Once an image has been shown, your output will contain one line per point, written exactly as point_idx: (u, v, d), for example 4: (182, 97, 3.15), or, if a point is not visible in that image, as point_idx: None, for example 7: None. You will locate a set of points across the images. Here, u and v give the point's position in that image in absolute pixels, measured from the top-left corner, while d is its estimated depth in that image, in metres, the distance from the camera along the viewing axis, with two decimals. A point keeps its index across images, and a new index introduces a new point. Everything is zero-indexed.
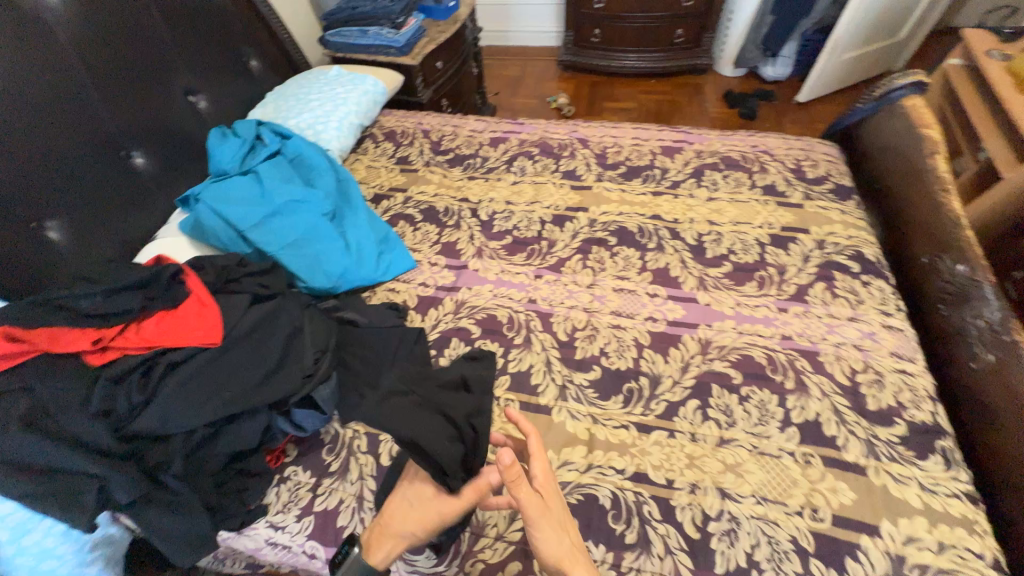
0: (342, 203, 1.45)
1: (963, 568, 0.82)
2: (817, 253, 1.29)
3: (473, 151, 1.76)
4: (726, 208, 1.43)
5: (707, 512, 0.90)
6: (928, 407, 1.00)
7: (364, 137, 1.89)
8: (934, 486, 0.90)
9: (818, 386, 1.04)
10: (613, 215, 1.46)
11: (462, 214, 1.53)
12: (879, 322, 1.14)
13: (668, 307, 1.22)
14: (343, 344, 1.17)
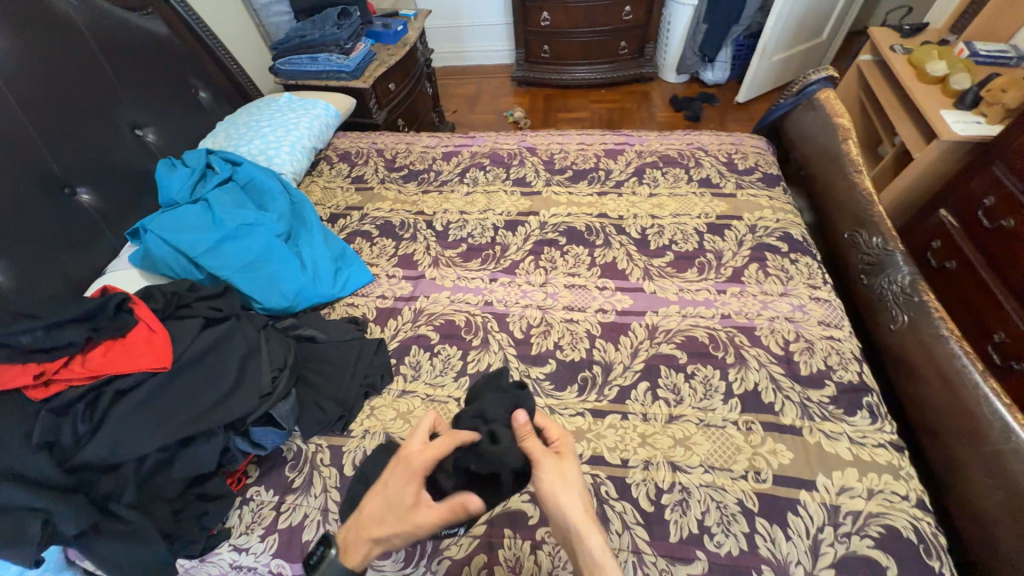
0: (298, 225, 1.48)
1: (890, 510, 0.89)
2: (750, 237, 1.39)
3: (427, 166, 1.82)
4: (667, 203, 1.53)
5: (660, 486, 0.95)
6: (854, 368, 1.09)
7: (319, 160, 1.92)
8: (862, 439, 0.98)
9: (755, 358, 1.12)
10: (562, 217, 1.53)
11: (418, 226, 1.57)
12: (808, 295, 1.24)
13: (617, 298, 1.29)
14: (302, 361, 1.18)
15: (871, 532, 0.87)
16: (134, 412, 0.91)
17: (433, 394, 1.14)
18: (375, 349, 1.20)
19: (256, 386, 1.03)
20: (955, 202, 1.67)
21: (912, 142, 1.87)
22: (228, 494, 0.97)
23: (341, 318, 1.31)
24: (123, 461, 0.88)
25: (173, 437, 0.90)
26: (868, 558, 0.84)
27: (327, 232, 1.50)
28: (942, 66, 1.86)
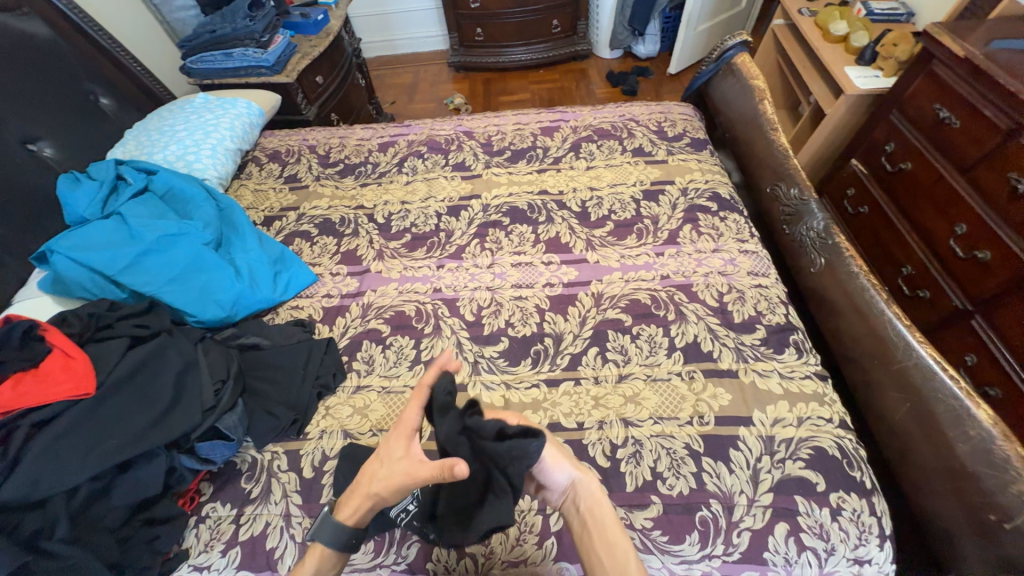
0: (229, 231, 1.40)
1: (818, 433, 0.98)
2: (682, 199, 1.46)
3: (363, 159, 1.77)
4: (604, 174, 1.57)
5: (615, 442, 0.99)
6: (781, 310, 1.18)
7: (247, 161, 1.82)
8: (790, 373, 1.07)
9: (694, 313, 1.19)
10: (504, 197, 1.54)
11: (359, 221, 1.53)
12: (737, 248, 1.32)
13: (563, 271, 1.32)
14: (248, 370, 1.14)
15: (802, 455, 0.95)
16: (59, 443, 0.85)
17: (389, 386, 1.13)
18: (325, 349, 1.18)
19: (197, 401, 0.99)
20: (863, 151, 1.81)
21: (824, 99, 2.00)
22: (180, 514, 0.93)
23: (285, 322, 1.26)
24: (51, 497, 0.82)
25: (106, 464, 0.85)
26: (802, 478, 0.93)
27: (263, 236, 1.44)
28: (843, 26, 1.99)
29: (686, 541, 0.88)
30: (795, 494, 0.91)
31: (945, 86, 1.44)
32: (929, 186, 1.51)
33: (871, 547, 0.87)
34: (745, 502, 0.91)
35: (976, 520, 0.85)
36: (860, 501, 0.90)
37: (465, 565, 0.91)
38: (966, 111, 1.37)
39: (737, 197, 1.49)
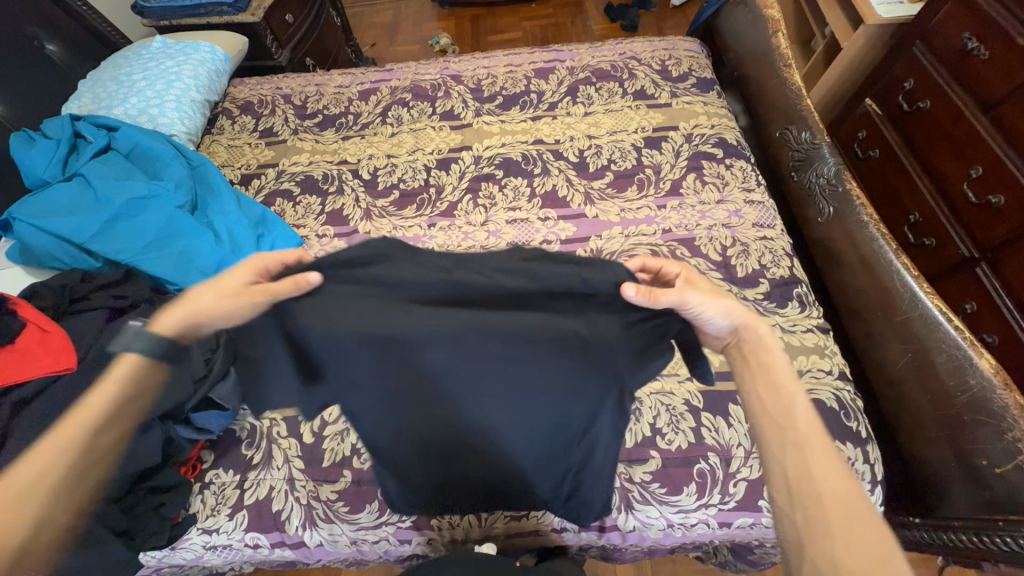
0: (205, 193, 1.32)
1: (816, 385, 0.98)
2: (686, 146, 1.37)
3: (343, 109, 1.63)
4: (603, 120, 1.46)
5: None
6: (785, 264, 1.14)
7: (217, 114, 1.67)
8: (792, 327, 1.05)
9: (696, 268, 1.15)
10: (497, 148, 1.44)
11: (344, 177, 1.44)
12: (743, 199, 1.25)
13: (560, 228, 1.26)
14: None
15: None
16: (47, 419, 0.84)
17: None
18: None
19: None
20: (880, 89, 1.69)
21: (841, 32, 1.84)
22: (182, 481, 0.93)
23: None
24: None
25: None
26: None
27: (241, 196, 1.36)
28: None
29: (683, 492, 0.91)
30: None
31: (980, 11, 1.31)
32: (948, 126, 1.42)
33: None
34: (743, 454, 0.92)
35: (967, 464, 0.87)
36: (855, 450, 0.92)
37: (468, 519, 0.94)
38: (999, 42, 1.26)
39: (745, 142, 1.40)
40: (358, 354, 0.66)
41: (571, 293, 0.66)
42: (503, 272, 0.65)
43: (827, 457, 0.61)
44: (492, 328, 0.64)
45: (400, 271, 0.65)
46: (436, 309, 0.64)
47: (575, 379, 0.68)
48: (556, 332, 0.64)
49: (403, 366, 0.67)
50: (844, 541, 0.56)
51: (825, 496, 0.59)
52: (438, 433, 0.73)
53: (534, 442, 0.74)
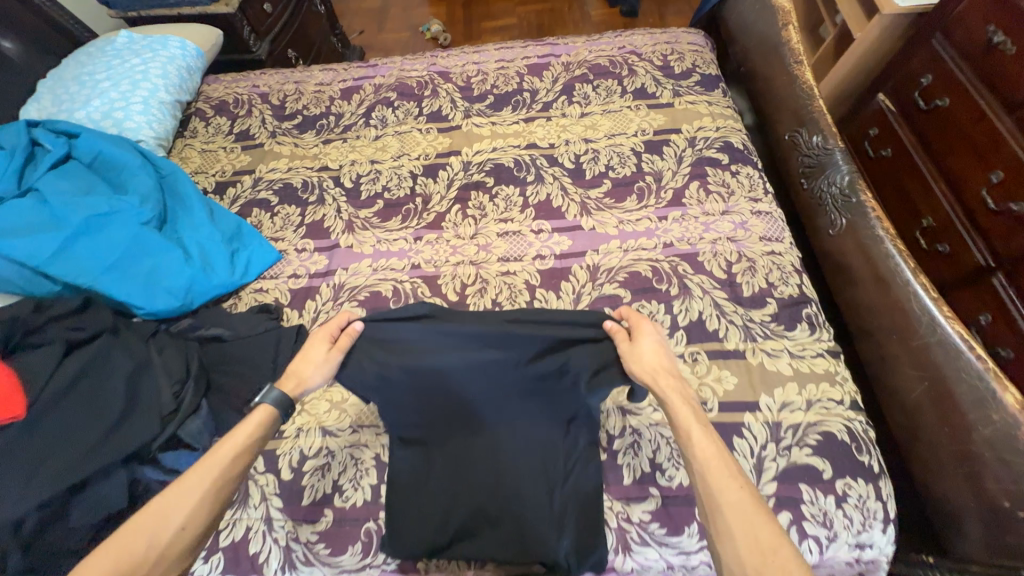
0: (174, 204, 1.23)
1: (827, 417, 0.92)
2: (689, 151, 1.28)
3: (324, 110, 1.53)
4: (600, 122, 1.37)
5: (611, 432, 0.95)
6: (794, 281, 1.07)
7: (190, 115, 1.57)
8: (801, 351, 0.99)
9: (699, 286, 1.08)
10: (487, 153, 1.35)
11: (325, 184, 1.35)
12: (749, 210, 1.17)
13: (555, 241, 1.18)
14: (212, 366, 1.04)
15: (810, 441, 0.89)
16: None
17: None
18: (295, 339, 1.08)
19: (155, 408, 0.90)
20: (895, 85, 1.60)
21: (853, 21, 1.73)
22: None
23: (248, 309, 1.14)
24: None
25: (56, 487, 0.77)
26: (808, 466, 0.88)
27: (214, 207, 1.27)
28: None
29: (684, 533, 0.86)
30: (800, 482, 0.87)
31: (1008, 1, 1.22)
32: (968, 127, 1.33)
33: (874, 532, 0.84)
34: None
35: (989, 505, 0.81)
36: (867, 487, 0.86)
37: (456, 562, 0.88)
38: None
39: (751, 146, 1.32)
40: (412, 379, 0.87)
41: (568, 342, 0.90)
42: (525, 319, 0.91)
43: (723, 468, 0.70)
44: (515, 359, 0.88)
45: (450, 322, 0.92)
46: (477, 344, 0.88)
47: (558, 403, 0.91)
48: (560, 363, 0.88)
49: (445, 391, 0.88)
50: (745, 544, 0.63)
51: (724, 504, 0.67)
52: (458, 453, 0.90)
53: (532, 462, 0.89)
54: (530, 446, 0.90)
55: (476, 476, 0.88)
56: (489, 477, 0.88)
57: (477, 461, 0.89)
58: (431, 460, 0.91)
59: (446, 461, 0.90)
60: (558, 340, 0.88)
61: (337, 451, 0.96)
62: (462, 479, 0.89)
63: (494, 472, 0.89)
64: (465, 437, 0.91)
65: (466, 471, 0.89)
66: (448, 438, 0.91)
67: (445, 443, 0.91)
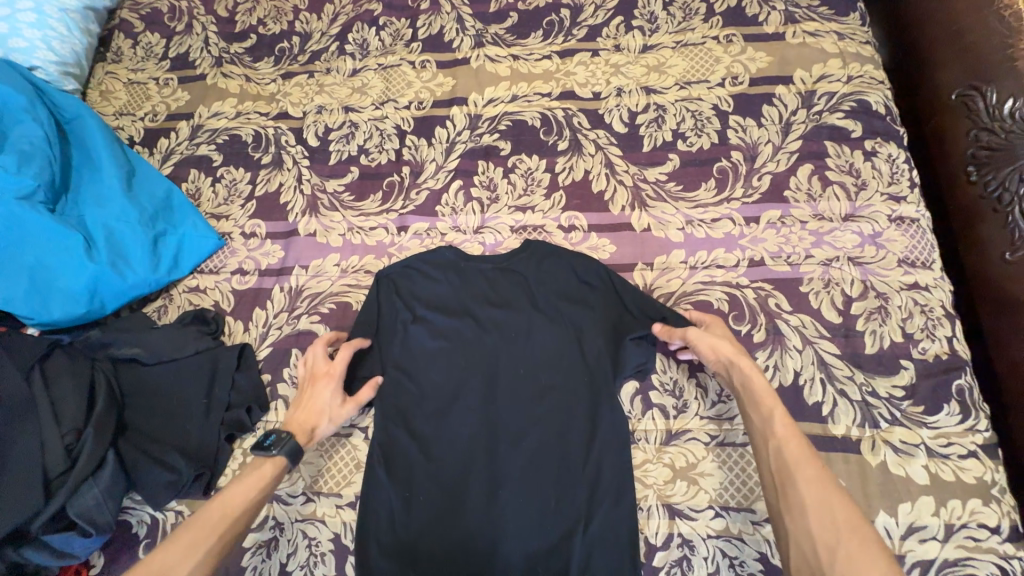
0: (80, 163, 0.92)
1: (976, 553, 0.63)
2: (802, 115, 0.87)
3: (286, 28, 1.11)
4: (671, 61, 0.94)
5: (652, 541, 0.68)
6: (945, 333, 0.72)
7: (113, 29, 1.18)
8: (944, 449, 0.67)
9: (797, 332, 0.74)
10: (504, 104, 0.96)
11: (283, 140, 1.00)
12: (887, 215, 0.79)
13: (592, 246, 0.84)
14: (132, 399, 0.79)
15: None
16: None
17: None
18: (239, 364, 0.82)
19: (37, 472, 0.68)
20: None
21: None
22: None
23: (180, 316, 0.86)
24: None
25: None
26: None
27: (134, 166, 0.95)
28: None
29: None
30: None
31: None
32: None
33: None
34: None
35: None
36: None
37: None
38: None
39: (883, 110, 0.86)
40: (430, 334, 0.78)
41: (579, 300, 0.78)
42: (557, 282, 0.79)
43: (801, 443, 0.59)
44: (524, 320, 0.77)
45: (450, 272, 0.82)
46: (503, 301, 0.79)
47: (574, 380, 0.74)
48: (572, 327, 0.76)
49: (440, 349, 0.77)
50: (818, 521, 0.54)
51: (797, 472, 0.57)
52: (443, 439, 0.73)
53: (542, 478, 0.70)
54: (534, 436, 0.72)
55: (467, 469, 0.71)
56: (486, 483, 0.70)
57: (471, 450, 0.72)
58: (411, 452, 0.72)
59: (431, 451, 0.72)
60: (568, 296, 0.78)
61: (287, 524, 0.74)
62: (447, 474, 0.71)
63: (490, 468, 0.71)
64: (457, 416, 0.74)
65: (453, 464, 0.71)
66: (435, 418, 0.74)
67: (429, 432, 0.73)
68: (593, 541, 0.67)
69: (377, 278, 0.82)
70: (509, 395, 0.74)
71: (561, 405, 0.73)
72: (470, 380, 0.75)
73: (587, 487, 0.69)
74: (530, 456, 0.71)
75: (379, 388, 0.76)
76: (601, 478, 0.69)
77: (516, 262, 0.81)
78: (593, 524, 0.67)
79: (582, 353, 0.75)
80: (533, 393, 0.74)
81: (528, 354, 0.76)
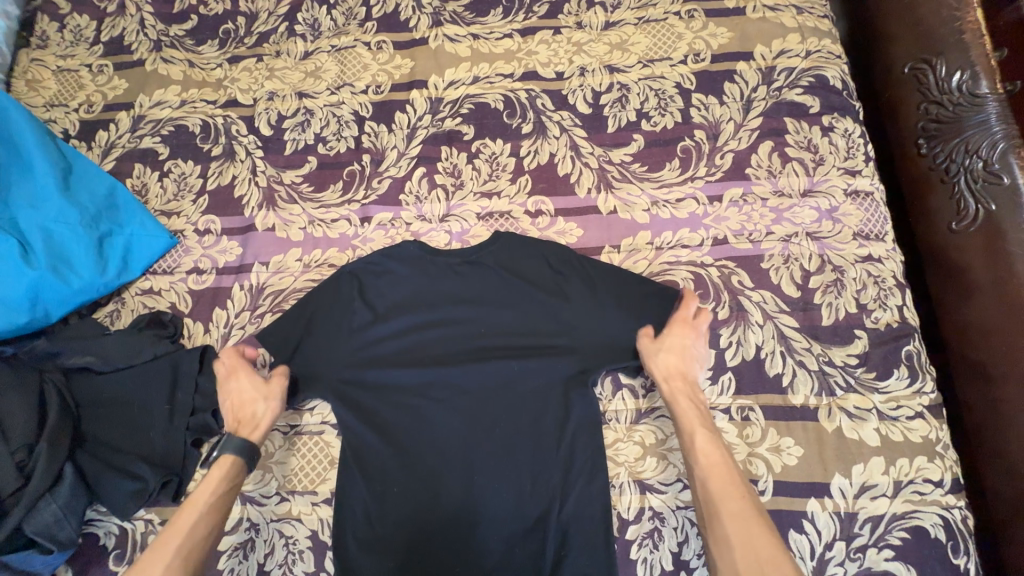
0: (8, 161, 0.85)
1: (921, 506, 0.67)
2: (762, 92, 0.87)
3: (230, 7, 1.04)
4: (633, 38, 0.92)
5: (625, 516, 0.70)
6: (896, 302, 0.75)
7: (35, 10, 1.08)
8: (894, 412, 0.71)
9: (759, 308, 0.76)
10: (465, 86, 0.93)
11: (233, 130, 0.95)
12: (843, 189, 0.81)
13: (559, 230, 0.84)
14: (87, 409, 0.76)
15: (893, 541, 0.66)
16: None
17: (299, 423, 0.78)
18: (200, 367, 0.79)
19: None
20: None
21: None
22: None
23: (134, 320, 0.83)
24: None
25: None
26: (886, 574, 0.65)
27: (70, 162, 0.88)
28: None
29: None
30: None
31: None
32: None
33: None
34: None
35: None
36: None
37: None
38: None
39: (841, 84, 0.87)
40: (397, 329, 0.77)
41: (550, 287, 0.78)
42: (526, 271, 0.79)
43: (730, 478, 0.62)
44: (494, 310, 0.77)
45: (414, 264, 0.80)
46: (469, 291, 0.78)
47: (545, 366, 0.74)
48: (542, 314, 0.76)
49: (407, 344, 0.77)
50: (744, 556, 0.57)
51: (726, 511, 0.60)
52: (414, 433, 0.73)
53: (516, 464, 0.71)
54: (506, 424, 0.72)
55: (442, 460, 0.71)
56: (462, 473, 0.71)
57: (444, 441, 0.72)
58: (383, 447, 0.72)
59: (405, 447, 0.72)
60: (538, 283, 0.78)
61: (261, 525, 0.73)
62: (421, 467, 0.71)
63: (464, 459, 0.71)
64: (428, 410, 0.73)
65: (426, 458, 0.71)
66: (405, 412, 0.73)
67: (402, 427, 0.73)
68: (568, 519, 0.69)
69: (340, 273, 0.80)
70: (482, 385, 0.74)
71: (533, 391, 0.73)
72: (440, 372, 0.75)
73: (561, 469, 0.70)
74: (504, 443, 0.71)
75: (347, 386, 0.75)
76: (574, 460, 0.71)
77: (481, 252, 0.80)
78: (567, 503, 0.69)
79: (552, 339, 0.75)
80: (505, 381, 0.74)
81: (499, 344, 0.76)
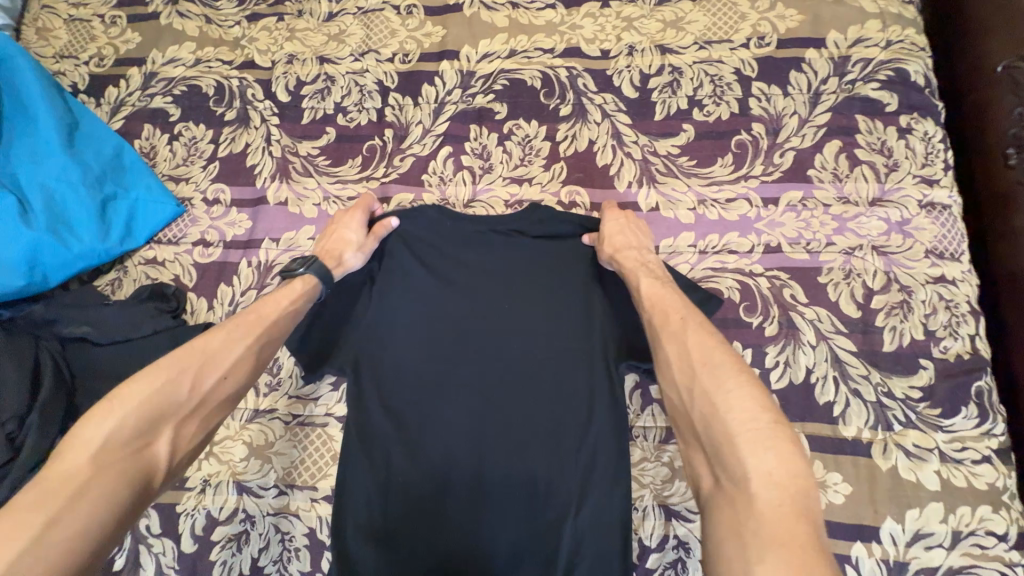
0: (10, 112, 0.79)
1: (983, 561, 0.60)
2: (832, 85, 0.78)
3: None
4: (690, 16, 0.83)
5: (646, 543, 0.65)
6: (969, 331, 0.67)
7: None
8: (958, 454, 0.63)
9: (813, 327, 0.69)
10: (500, 60, 0.85)
11: (249, 94, 0.88)
12: (917, 200, 0.73)
13: None
14: (83, 381, 0.72)
15: None
16: None
17: (301, 413, 0.73)
18: None
19: None
20: None
21: None
22: None
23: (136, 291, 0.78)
24: None
25: None
26: None
27: (77, 118, 0.83)
28: None
29: None
30: None
31: None
32: None
33: None
34: None
35: None
36: None
37: None
38: None
39: (924, 82, 0.77)
40: (410, 310, 0.71)
41: (578, 281, 0.71)
42: (554, 261, 0.72)
43: (668, 301, 0.58)
44: (517, 298, 0.71)
45: (433, 244, 0.74)
46: (490, 275, 0.72)
47: (568, 364, 0.68)
48: (569, 309, 0.70)
49: (420, 327, 0.70)
50: (679, 363, 0.51)
51: (663, 330, 0.55)
52: (422, 422, 0.67)
53: (529, 464, 0.65)
54: (522, 421, 0.66)
55: (449, 455, 0.65)
56: (471, 469, 0.65)
57: (453, 435, 0.66)
58: (389, 438, 0.66)
59: (411, 437, 0.66)
60: (566, 274, 0.71)
61: (257, 518, 0.69)
62: (427, 459, 0.65)
63: (474, 455, 0.65)
64: (438, 399, 0.67)
65: (433, 451, 0.66)
66: (414, 401, 0.67)
67: (409, 416, 0.67)
68: (583, 532, 0.62)
69: None
70: (498, 377, 0.68)
71: (554, 390, 0.67)
72: (455, 360, 0.69)
73: (580, 476, 0.64)
74: (520, 443, 0.65)
75: (354, 369, 0.69)
76: (594, 467, 0.64)
77: (507, 236, 0.73)
78: (584, 514, 0.63)
79: (579, 335, 0.69)
80: (524, 375, 0.68)
81: (519, 334, 0.69)
